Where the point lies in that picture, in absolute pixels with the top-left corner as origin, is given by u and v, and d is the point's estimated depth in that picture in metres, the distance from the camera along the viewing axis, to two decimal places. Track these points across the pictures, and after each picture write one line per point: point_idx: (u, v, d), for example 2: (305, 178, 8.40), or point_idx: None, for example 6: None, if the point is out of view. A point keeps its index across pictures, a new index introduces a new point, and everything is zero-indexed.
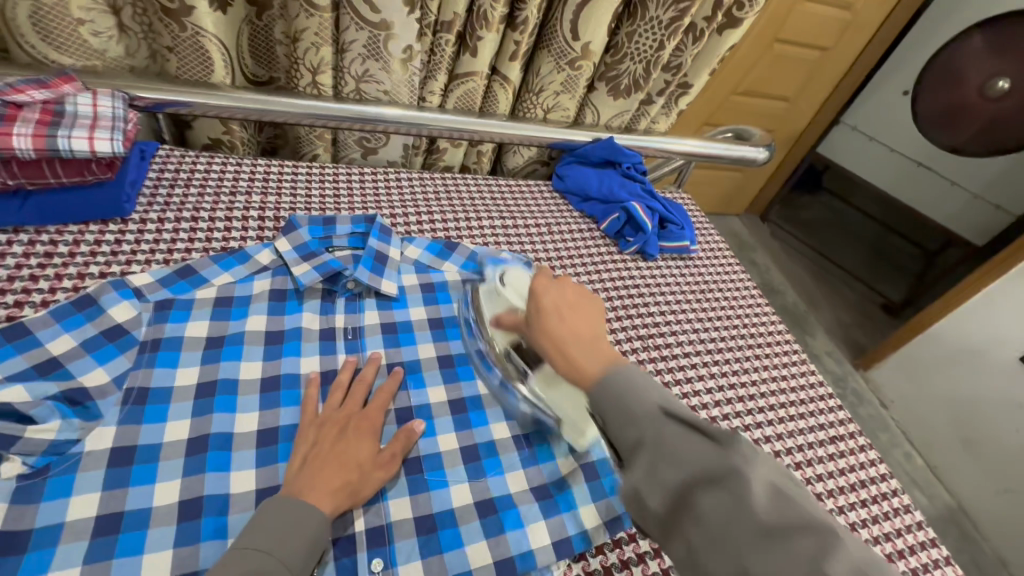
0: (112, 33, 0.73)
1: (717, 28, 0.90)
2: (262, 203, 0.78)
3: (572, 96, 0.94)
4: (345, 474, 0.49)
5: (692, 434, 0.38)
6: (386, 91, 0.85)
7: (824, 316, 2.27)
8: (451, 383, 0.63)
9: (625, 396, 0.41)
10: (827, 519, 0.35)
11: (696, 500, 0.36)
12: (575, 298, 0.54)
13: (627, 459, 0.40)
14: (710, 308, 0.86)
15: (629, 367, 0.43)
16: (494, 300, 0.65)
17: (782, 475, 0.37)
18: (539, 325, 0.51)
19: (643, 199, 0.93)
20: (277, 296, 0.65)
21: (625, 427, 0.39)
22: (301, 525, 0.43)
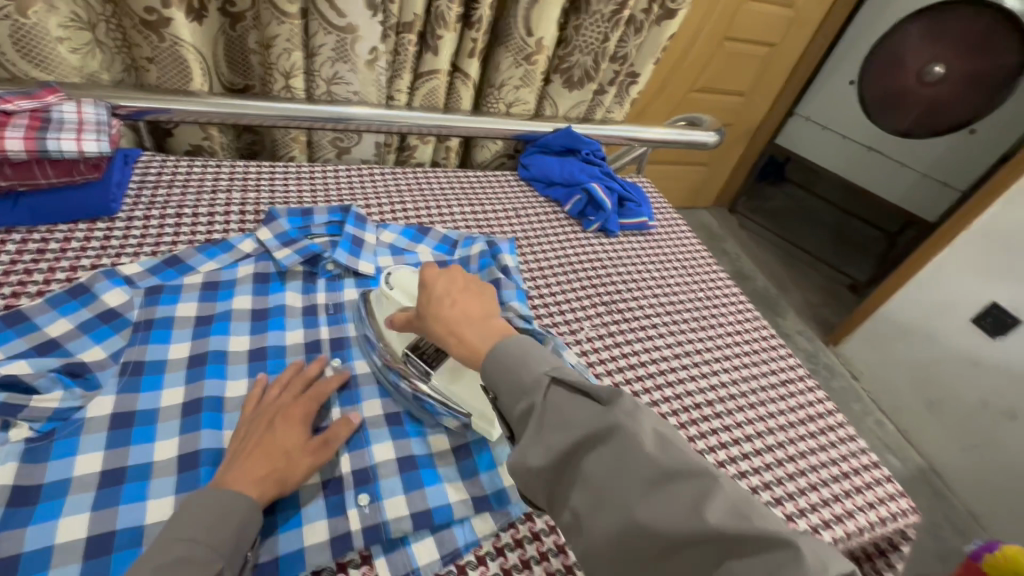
0: (89, 47, 0.78)
1: (656, 19, 0.99)
2: (243, 199, 0.83)
3: (531, 89, 1.01)
4: (270, 462, 0.49)
5: (576, 396, 0.43)
6: (355, 91, 0.91)
7: (793, 298, 2.36)
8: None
9: (517, 369, 0.45)
10: (704, 464, 0.39)
11: (582, 457, 0.41)
12: (463, 283, 0.57)
13: (521, 427, 0.44)
14: (668, 274, 0.92)
15: (525, 343, 0.48)
16: (383, 305, 0.64)
17: (661, 425, 0.42)
18: (431, 311, 0.54)
19: (602, 181, 0.99)
20: (261, 279, 0.70)
21: (517, 399, 0.44)
22: (227, 512, 0.44)
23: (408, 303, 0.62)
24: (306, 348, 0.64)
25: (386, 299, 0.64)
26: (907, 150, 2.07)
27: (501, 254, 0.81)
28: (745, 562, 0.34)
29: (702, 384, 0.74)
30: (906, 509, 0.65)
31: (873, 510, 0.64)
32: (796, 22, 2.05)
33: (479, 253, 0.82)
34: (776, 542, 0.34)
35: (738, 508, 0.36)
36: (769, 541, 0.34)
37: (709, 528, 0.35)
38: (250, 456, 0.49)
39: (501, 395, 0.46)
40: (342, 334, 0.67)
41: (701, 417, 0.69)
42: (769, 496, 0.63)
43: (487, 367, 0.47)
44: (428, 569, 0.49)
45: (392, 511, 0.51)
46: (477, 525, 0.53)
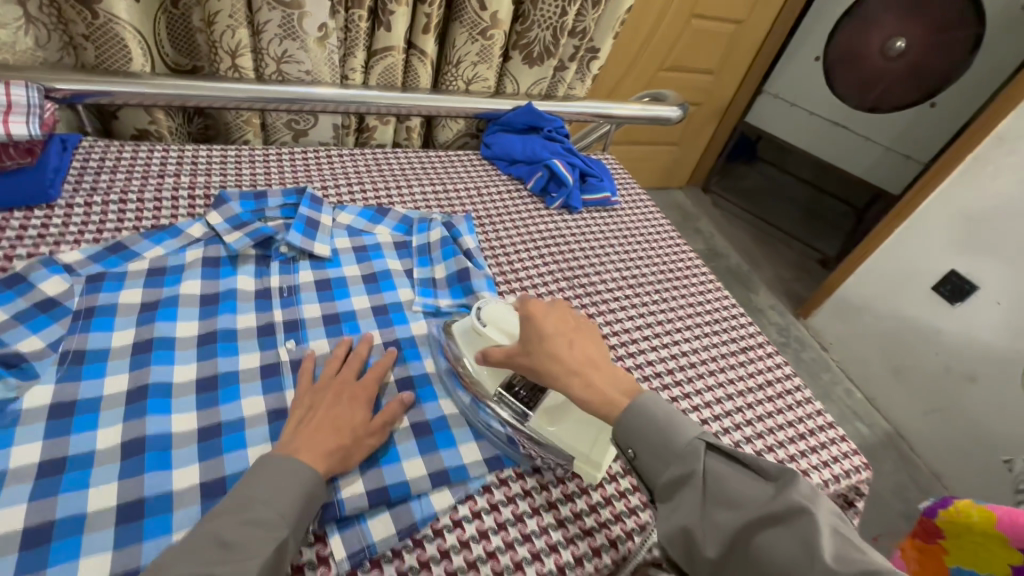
0: (19, 24, 0.74)
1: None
2: (192, 183, 0.80)
3: (489, 66, 0.99)
4: (338, 437, 0.51)
5: (737, 470, 0.45)
6: (307, 71, 0.88)
7: (766, 274, 2.40)
8: (386, 327, 0.68)
9: (667, 433, 0.48)
10: (890, 565, 0.39)
11: (751, 537, 0.42)
12: (572, 323, 0.59)
13: (674, 493, 0.46)
14: (631, 248, 0.92)
15: (671, 408, 0.50)
16: (473, 340, 0.61)
17: (835, 516, 0.43)
18: (546, 349, 0.55)
19: (564, 158, 0.98)
20: (211, 263, 0.68)
21: (672, 464, 0.47)
22: (291, 481, 0.46)
23: (505, 341, 0.58)
24: (259, 332, 0.62)
25: (478, 335, 0.60)
26: (870, 125, 2.11)
27: (459, 237, 0.81)
28: None
29: (662, 354, 0.75)
30: (858, 466, 0.67)
31: (827, 468, 0.66)
32: None
33: (439, 241, 0.80)
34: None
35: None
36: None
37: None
38: (319, 428, 0.51)
39: (642, 455, 0.48)
40: (296, 317, 0.65)
41: (662, 385, 0.70)
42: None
43: (625, 423, 0.50)
44: (383, 544, 0.49)
45: (346, 487, 0.51)
46: (435, 499, 0.53)
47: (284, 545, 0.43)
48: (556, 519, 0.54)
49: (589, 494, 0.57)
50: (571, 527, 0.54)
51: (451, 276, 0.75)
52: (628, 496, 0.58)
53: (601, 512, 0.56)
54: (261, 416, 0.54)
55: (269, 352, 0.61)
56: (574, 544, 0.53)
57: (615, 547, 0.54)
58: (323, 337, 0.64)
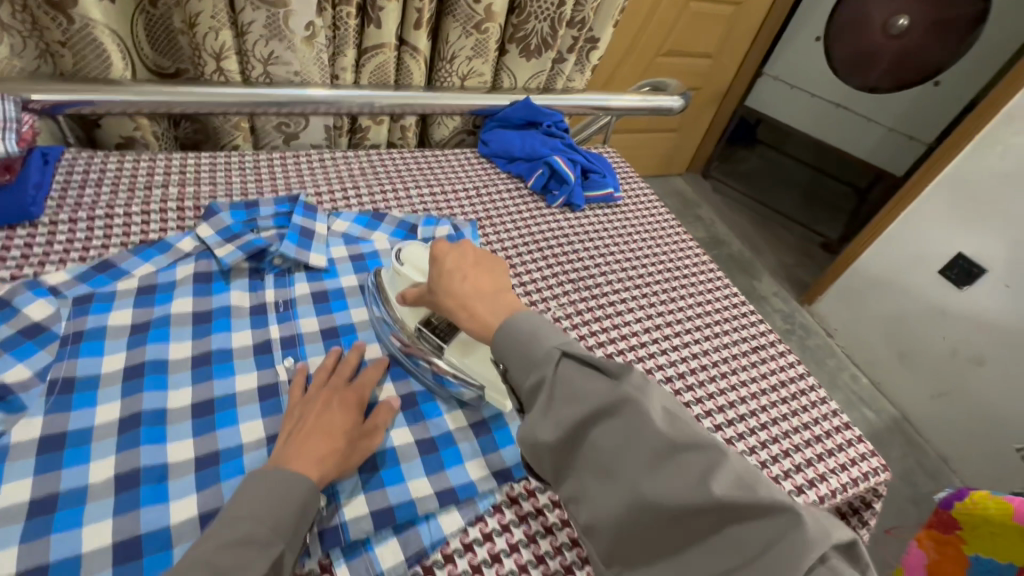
0: None
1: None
2: (181, 194, 0.77)
3: (484, 60, 0.95)
4: (331, 442, 0.49)
5: (587, 370, 0.43)
6: (296, 71, 0.85)
7: (768, 260, 2.38)
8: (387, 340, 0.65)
9: (528, 344, 0.46)
10: (710, 437, 0.40)
11: (591, 431, 0.41)
12: (474, 259, 0.57)
13: (529, 400, 0.45)
14: (636, 246, 0.89)
15: (536, 318, 0.48)
16: (396, 280, 0.65)
17: (666, 398, 0.43)
18: (443, 285, 0.55)
19: (564, 154, 0.95)
20: (202, 279, 0.65)
21: (528, 372, 0.44)
22: (285, 493, 0.44)
23: (419, 277, 0.62)
24: (255, 350, 0.60)
25: (398, 276, 0.64)
26: (873, 105, 2.07)
27: (462, 241, 0.78)
28: (744, 526, 0.36)
29: (672, 357, 0.72)
30: (877, 467, 0.66)
31: (845, 472, 0.64)
32: None
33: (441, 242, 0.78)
34: (780, 510, 0.35)
35: (746, 481, 0.37)
36: (773, 510, 0.35)
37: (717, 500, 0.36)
38: (310, 435, 0.49)
39: (510, 368, 0.46)
40: (293, 332, 0.63)
41: (673, 390, 0.68)
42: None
43: (496, 339, 0.48)
44: (394, 573, 0.47)
45: (352, 513, 0.49)
46: (443, 521, 0.51)
47: (281, 558, 0.42)
48: (570, 538, 0.53)
49: None
50: None
51: None
52: None
53: None
54: (259, 441, 0.52)
55: (266, 371, 0.58)
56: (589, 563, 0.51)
57: None
58: (321, 352, 0.62)
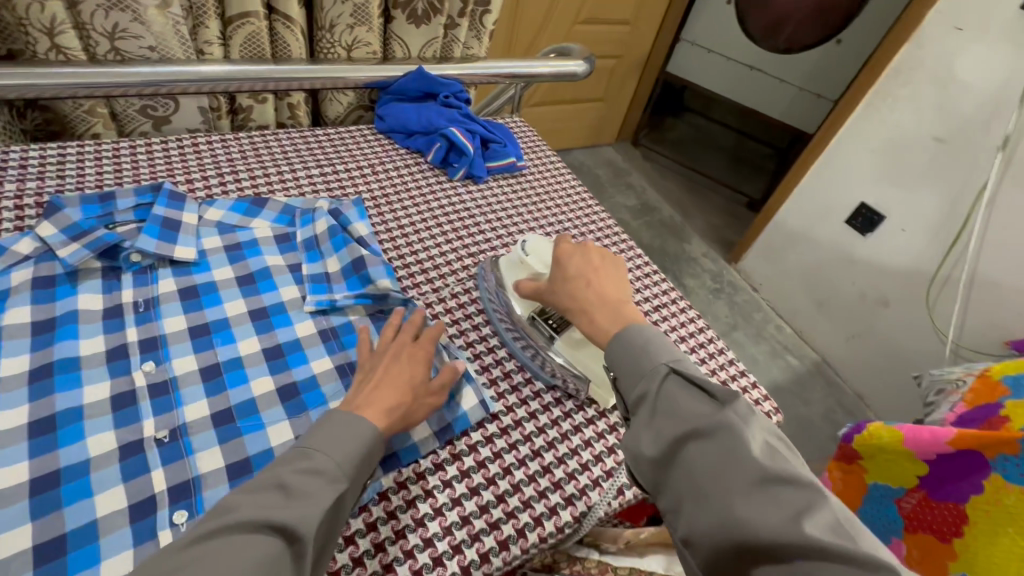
0: None
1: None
2: (20, 190, 0.68)
3: (369, 28, 0.89)
4: (399, 394, 0.50)
5: (693, 391, 0.44)
6: (150, 46, 0.77)
7: (698, 224, 2.45)
8: (265, 333, 0.61)
9: (639, 355, 0.47)
10: (815, 480, 0.39)
11: (688, 450, 0.42)
12: (598, 260, 0.60)
13: (633, 411, 0.46)
14: (541, 215, 0.88)
15: (650, 333, 0.49)
16: (516, 268, 0.67)
17: (775, 434, 0.42)
18: (566, 287, 0.57)
19: (462, 124, 0.91)
20: (44, 284, 0.58)
21: (635, 383, 0.46)
22: (354, 430, 0.45)
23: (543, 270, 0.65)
24: (107, 357, 0.55)
25: (518, 265, 0.67)
26: (784, 66, 2.17)
27: (349, 225, 0.73)
28: (820, 566, 0.34)
29: None
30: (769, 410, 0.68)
31: None
32: None
33: (325, 231, 0.72)
34: (882, 566, 0.33)
35: (843, 529, 0.36)
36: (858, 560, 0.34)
37: (809, 541, 0.34)
38: (382, 385, 0.51)
39: (618, 375, 0.48)
40: (154, 333, 0.58)
41: None
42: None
43: (609, 346, 0.50)
44: None
45: None
46: None
47: (342, 498, 0.41)
48: (460, 517, 0.51)
49: (497, 484, 0.54)
50: (476, 522, 0.51)
51: (345, 267, 0.68)
52: (539, 480, 0.55)
53: (508, 501, 0.53)
54: (110, 455, 0.48)
55: (121, 378, 0.53)
56: (479, 540, 0.50)
57: (522, 536, 0.51)
58: (188, 352, 0.57)
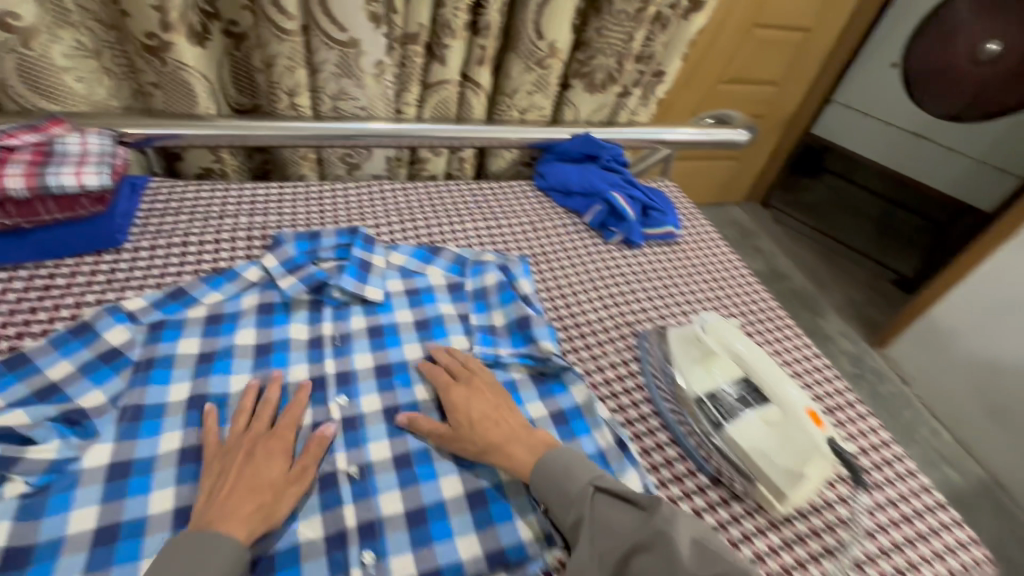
0: (95, 77, 0.82)
1: (681, 13, 0.86)
2: (250, 223, 0.80)
3: (546, 94, 0.93)
4: (257, 496, 0.49)
5: (619, 506, 0.51)
6: (362, 106, 0.88)
7: (834, 298, 2.24)
8: (439, 380, 0.65)
9: (563, 481, 0.52)
10: (740, 564, 0.47)
11: (631, 565, 0.47)
12: (494, 399, 0.60)
13: (571, 537, 0.51)
14: (698, 289, 0.85)
15: (565, 452, 0.55)
16: (690, 343, 0.66)
17: (698, 528, 0.50)
18: (472, 434, 0.57)
19: (624, 189, 0.92)
20: (265, 310, 0.68)
21: (567, 510, 0.51)
22: (212, 560, 0.44)
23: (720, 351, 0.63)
24: (308, 386, 0.62)
25: (694, 341, 0.65)
26: (955, 135, 1.95)
27: (516, 281, 0.76)
28: None
29: None
30: (980, 559, 0.57)
31: (941, 561, 0.57)
32: (832, 4, 1.93)
33: (494, 284, 0.76)
34: None
35: None
36: None
37: None
38: (239, 492, 0.49)
39: (550, 507, 0.52)
40: (348, 368, 0.64)
41: None
42: (833, 539, 0.57)
43: (535, 480, 0.53)
44: None
45: (399, 570, 0.50)
46: None
47: None
48: None
49: None
50: None
51: (511, 323, 0.71)
52: None
53: None
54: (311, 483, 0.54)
55: (319, 409, 0.61)
56: None
57: None
58: (373, 391, 0.63)
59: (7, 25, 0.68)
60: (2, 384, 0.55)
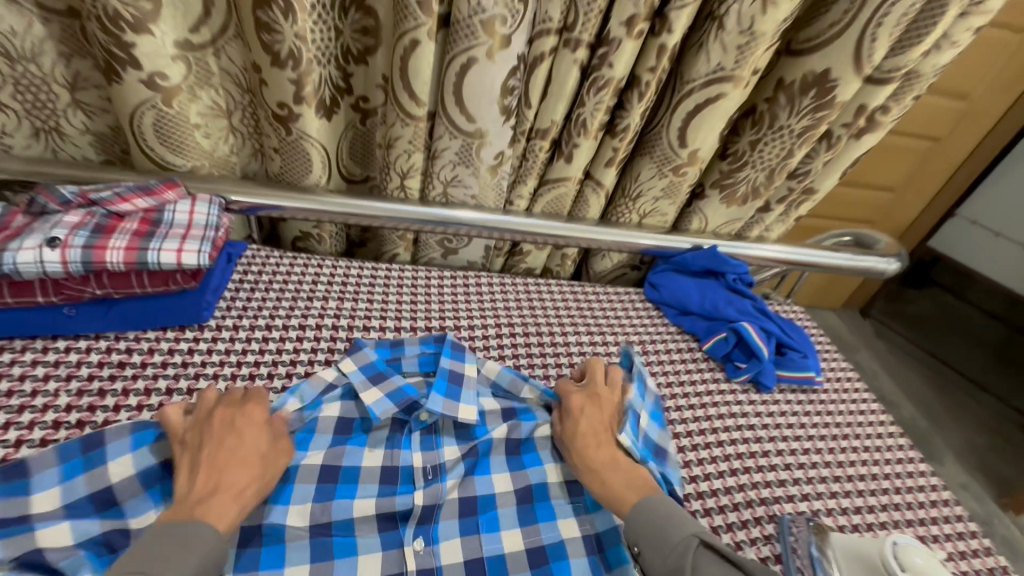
0: (223, 133, 0.81)
1: (855, 133, 0.74)
2: (338, 309, 0.74)
3: (673, 202, 0.84)
4: (250, 470, 0.51)
5: (725, 567, 0.47)
6: (473, 195, 0.81)
7: (951, 439, 1.94)
8: (529, 525, 0.59)
9: (663, 529, 0.50)
10: None
11: None
12: (608, 423, 0.61)
13: None
14: (844, 458, 0.70)
15: (667, 502, 0.53)
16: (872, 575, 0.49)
17: None
18: (578, 450, 0.58)
19: (756, 320, 0.80)
20: (343, 428, 0.61)
21: (666, 557, 0.49)
22: (189, 551, 0.43)
23: None
24: (381, 523, 0.56)
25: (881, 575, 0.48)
26: None
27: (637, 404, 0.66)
28: None
29: None
30: None
31: None
32: (972, 114, 1.75)
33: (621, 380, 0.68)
34: None
35: None
36: None
37: None
38: (223, 466, 0.50)
39: (644, 554, 0.50)
40: (435, 502, 0.57)
41: None
42: None
43: (630, 520, 0.52)
44: None
45: None
46: None
47: None
48: None
49: None
50: None
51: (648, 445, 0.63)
52: None
53: None
54: None
55: (392, 554, 0.54)
56: None
57: None
58: (454, 535, 0.57)
59: (154, 84, 0.68)
60: (70, 471, 0.49)
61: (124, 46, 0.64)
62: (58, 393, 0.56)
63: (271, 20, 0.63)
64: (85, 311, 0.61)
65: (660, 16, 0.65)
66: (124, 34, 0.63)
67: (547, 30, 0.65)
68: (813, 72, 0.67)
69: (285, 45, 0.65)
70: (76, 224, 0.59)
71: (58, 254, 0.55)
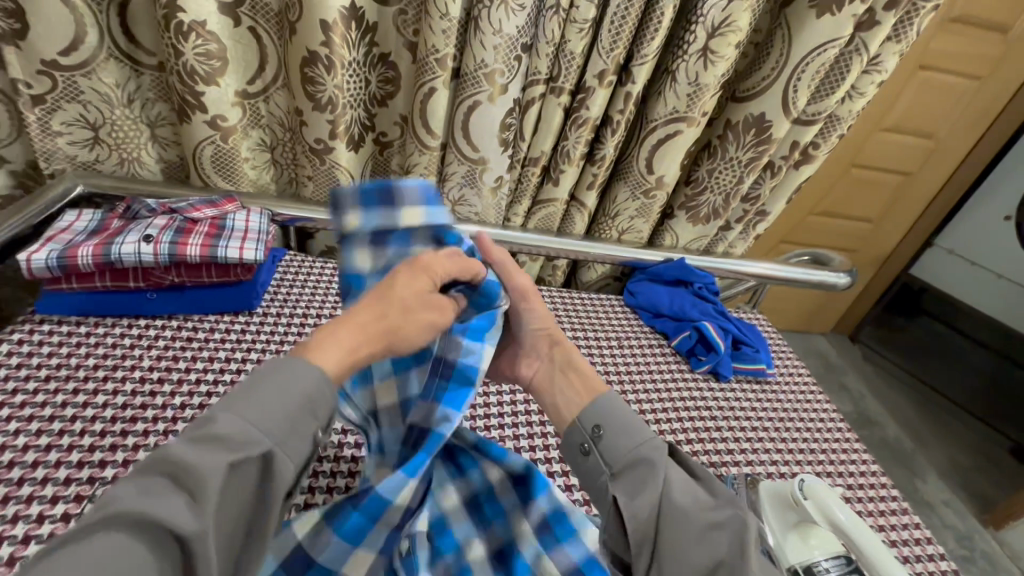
0: (265, 165, 0.97)
1: (792, 163, 0.90)
2: None
3: (646, 220, 0.98)
4: (384, 324, 0.48)
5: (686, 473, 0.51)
6: (477, 212, 0.96)
7: (935, 457, 2.01)
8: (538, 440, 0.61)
9: (633, 423, 0.53)
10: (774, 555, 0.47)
11: (679, 515, 0.47)
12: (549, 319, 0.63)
13: (620, 470, 0.51)
14: (788, 435, 0.83)
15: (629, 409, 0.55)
16: (785, 508, 0.61)
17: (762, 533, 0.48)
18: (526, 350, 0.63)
19: (715, 320, 0.94)
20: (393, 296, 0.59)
21: (632, 444, 0.51)
22: (291, 390, 0.42)
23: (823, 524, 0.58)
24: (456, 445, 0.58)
25: (791, 505, 0.61)
26: None
27: None
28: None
29: None
30: None
31: None
32: (938, 153, 1.90)
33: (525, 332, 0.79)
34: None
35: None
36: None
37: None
38: (398, 325, 0.48)
39: (608, 436, 0.52)
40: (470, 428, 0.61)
41: None
42: None
43: (600, 405, 0.54)
44: None
45: None
46: None
47: (265, 458, 0.40)
48: None
49: None
50: None
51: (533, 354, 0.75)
52: None
53: None
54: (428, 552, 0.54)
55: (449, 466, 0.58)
56: None
57: None
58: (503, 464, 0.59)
59: (216, 124, 0.85)
60: None
61: (197, 94, 0.81)
62: (142, 358, 0.71)
63: (317, 75, 0.80)
64: (162, 295, 0.76)
65: (625, 72, 0.83)
66: (198, 85, 0.80)
67: (537, 81, 0.82)
68: (752, 115, 0.83)
69: (326, 93, 0.82)
70: (164, 226, 0.74)
71: (152, 247, 0.70)
